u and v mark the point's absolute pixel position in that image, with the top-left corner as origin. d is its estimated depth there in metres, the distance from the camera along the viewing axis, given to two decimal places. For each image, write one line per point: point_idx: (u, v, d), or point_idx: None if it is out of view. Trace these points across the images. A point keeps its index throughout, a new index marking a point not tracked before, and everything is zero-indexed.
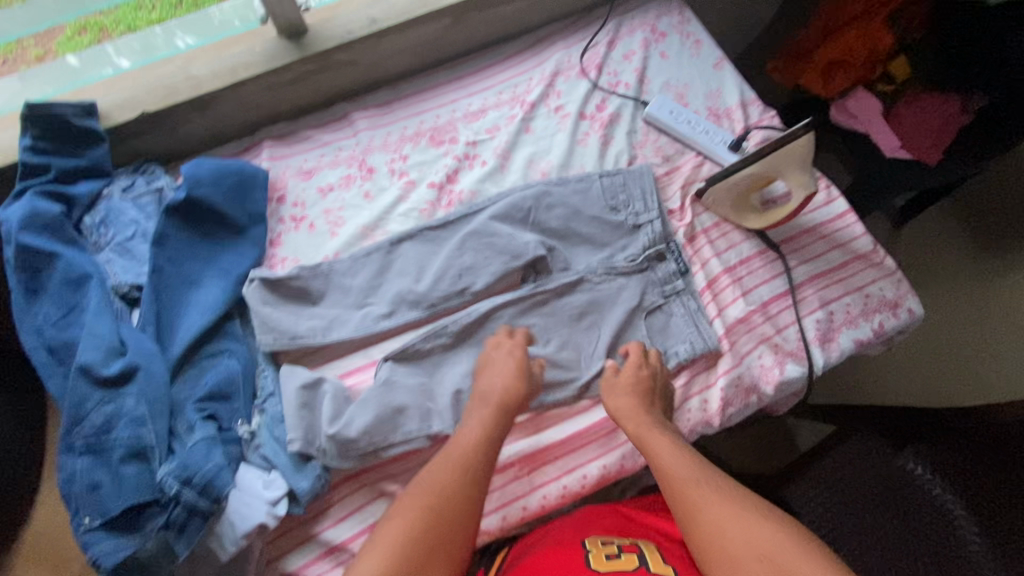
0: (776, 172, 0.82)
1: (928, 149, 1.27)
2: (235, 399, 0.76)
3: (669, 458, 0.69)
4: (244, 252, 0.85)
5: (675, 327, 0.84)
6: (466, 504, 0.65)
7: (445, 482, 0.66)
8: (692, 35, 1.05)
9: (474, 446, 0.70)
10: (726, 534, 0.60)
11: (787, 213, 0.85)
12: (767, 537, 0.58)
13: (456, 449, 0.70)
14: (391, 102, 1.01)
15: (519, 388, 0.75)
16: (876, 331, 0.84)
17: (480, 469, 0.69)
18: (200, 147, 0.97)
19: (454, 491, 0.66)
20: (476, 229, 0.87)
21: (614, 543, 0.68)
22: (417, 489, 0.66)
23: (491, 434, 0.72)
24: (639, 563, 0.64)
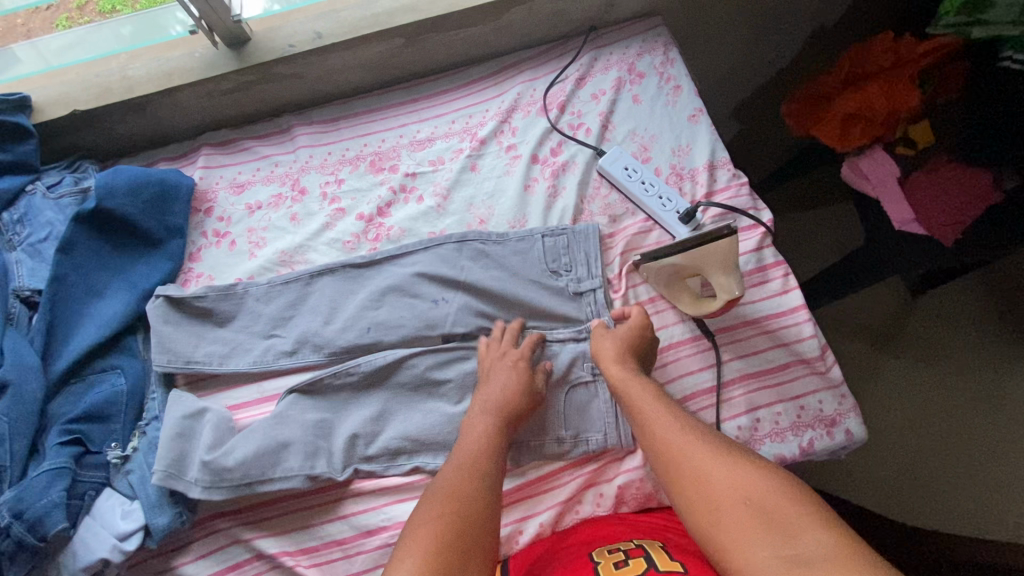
0: (699, 270, 0.73)
1: (940, 226, 1.08)
2: (113, 421, 0.76)
3: (652, 406, 0.67)
4: (155, 265, 0.84)
5: (594, 410, 0.78)
6: (480, 497, 0.63)
7: (460, 486, 0.64)
8: (673, 80, 0.95)
9: (479, 446, 0.69)
10: (710, 476, 0.58)
11: (714, 310, 0.75)
12: (750, 486, 0.56)
13: (463, 450, 0.68)
14: (338, 120, 0.96)
15: (518, 403, 0.73)
16: (804, 449, 0.76)
17: (489, 469, 0.66)
18: (142, 146, 0.96)
19: (467, 494, 0.63)
20: (400, 285, 0.83)
21: (622, 550, 0.63)
22: (433, 492, 0.63)
23: (499, 440, 0.70)
24: (648, 566, 0.59)
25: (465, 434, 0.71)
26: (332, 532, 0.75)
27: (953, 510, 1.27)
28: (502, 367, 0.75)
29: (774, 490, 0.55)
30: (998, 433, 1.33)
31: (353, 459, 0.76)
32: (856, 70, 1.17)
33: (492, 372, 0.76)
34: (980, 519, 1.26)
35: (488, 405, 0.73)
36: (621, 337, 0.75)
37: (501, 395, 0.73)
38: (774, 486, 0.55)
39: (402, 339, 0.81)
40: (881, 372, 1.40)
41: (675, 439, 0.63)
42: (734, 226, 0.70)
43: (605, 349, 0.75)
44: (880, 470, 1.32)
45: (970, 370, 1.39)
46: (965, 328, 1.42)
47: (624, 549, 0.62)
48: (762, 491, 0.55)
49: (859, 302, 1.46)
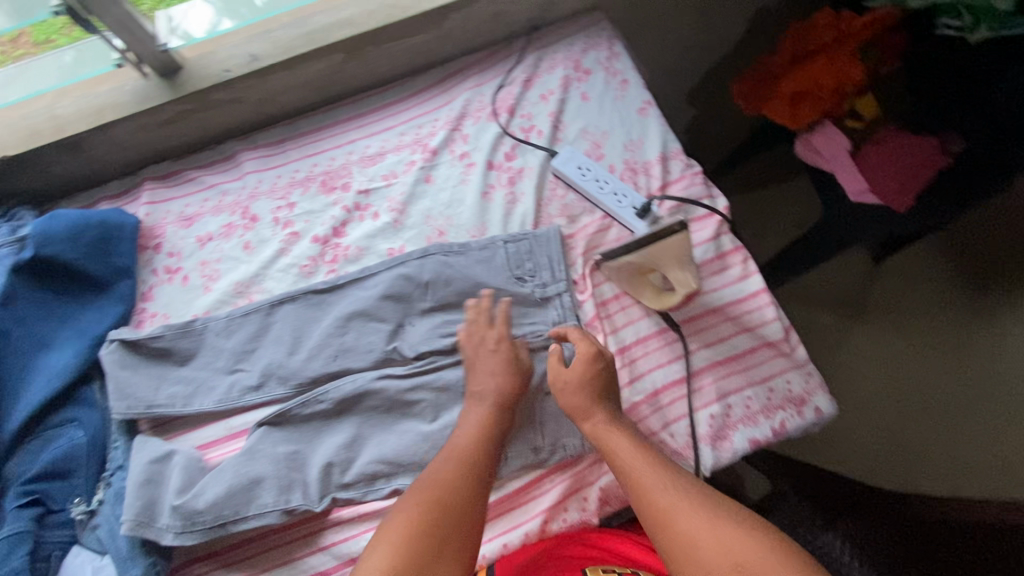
0: (657, 265, 0.77)
1: (893, 195, 1.12)
2: (75, 476, 0.73)
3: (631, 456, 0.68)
4: (106, 309, 0.81)
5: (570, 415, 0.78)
6: (467, 492, 0.67)
7: (447, 480, 0.67)
8: (619, 74, 0.95)
9: (473, 443, 0.71)
10: (689, 530, 0.60)
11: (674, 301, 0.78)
12: (730, 545, 0.58)
13: (456, 448, 0.70)
14: (284, 141, 0.94)
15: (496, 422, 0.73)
16: (777, 431, 0.77)
17: (480, 464, 0.69)
18: (79, 186, 0.93)
19: (452, 488, 0.66)
20: (362, 309, 0.81)
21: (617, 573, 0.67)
22: (418, 486, 0.67)
23: (490, 434, 0.72)
24: None
25: (461, 424, 0.73)
26: (316, 563, 0.74)
27: (922, 470, 1.32)
28: (488, 355, 0.76)
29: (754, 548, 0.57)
30: (965, 392, 1.37)
31: (330, 489, 0.74)
32: (802, 48, 1.18)
33: (478, 361, 0.77)
34: (950, 477, 1.30)
35: (483, 395, 0.74)
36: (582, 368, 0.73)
37: (492, 383, 0.74)
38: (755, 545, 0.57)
39: (370, 361, 0.80)
40: (848, 341, 1.44)
41: (652, 491, 0.64)
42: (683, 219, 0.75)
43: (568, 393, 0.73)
44: (851, 437, 1.37)
45: (936, 330, 1.42)
46: (929, 290, 1.45)
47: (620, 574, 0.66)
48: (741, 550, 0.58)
49: (826, 272, 1.49)
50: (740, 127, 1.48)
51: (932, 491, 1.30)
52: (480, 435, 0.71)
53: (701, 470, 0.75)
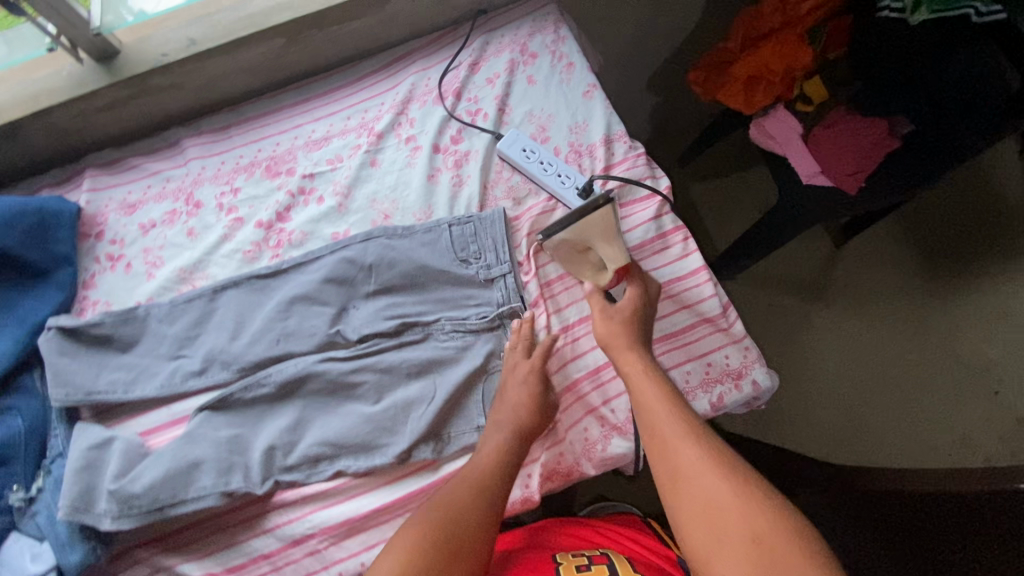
0: (589, 242, 0.77)
1: (846, 176, 1.14)
2: (13, 463, 0.73)
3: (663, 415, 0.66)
4: (45, 297, 0.81)
5: None
6: (480, 512, 0.66)
7: (460, 501, 0.66)
8: (565, 57, 0.95)
9: (491, 467, 0.69)
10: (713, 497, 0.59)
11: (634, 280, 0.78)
12: (746, 519, 0.56)
13: (474, 470, 0.69)
14: (229, 127, 0.93)
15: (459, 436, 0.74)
16: (715, 405, 0.78)
17: (499, 489, 0.68)
18: (19, 175, 0.92)
19: (463, 510, 0.65)
20: (305, 292, 0.81)
21: (585, 555, 0.73)
22: (432, 504, 0.67)
23: (507, 461, 0.70)
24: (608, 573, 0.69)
25: (481, 447, 0.72)
26: (259, 545, 0.74)
27: (880, 445, 1.36)
28: (522, 385, 0.75)
29: (773, 524, 0.55)
30: (922, 369, 1.41)
31: (272, 472, 0.74)
32: (754, 31, 1.18)
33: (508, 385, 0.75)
34: (906, 448, 1.35)
35: (502, 423, 0.73)
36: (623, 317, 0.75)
37: (515, 413, 0.73)
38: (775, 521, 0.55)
39: (313, 345, 0.80)
40: (812, 322, 1.47)
41: (681, 455, 0.62)
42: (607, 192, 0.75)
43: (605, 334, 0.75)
44: (815, 415, 1.40)
45: (895, 306, 1.46)
46: (889, 268, 1.48)
47: (587, 554, 0.73)
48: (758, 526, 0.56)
49: (790, 254, 1.51)
50: (699, 113, 1.49)
51: (889, 463, 1.34)
52: (498, 459, 0.70)
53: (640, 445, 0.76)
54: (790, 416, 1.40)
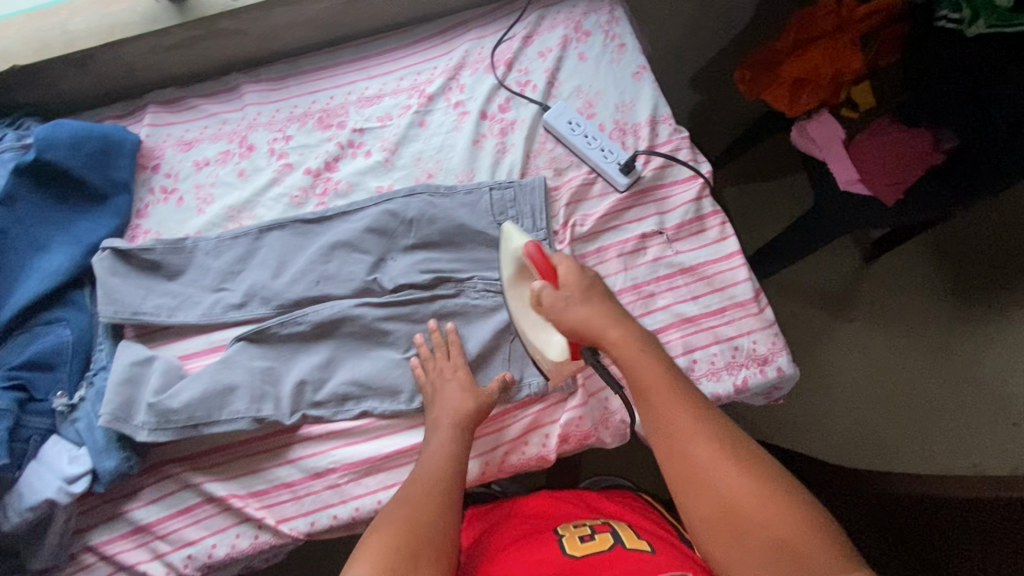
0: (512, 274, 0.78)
1: (883, 186, 1.13)
2: (59, 370, 0.76)
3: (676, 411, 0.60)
4: (101, 220, 0.84)
5: None
6: (440, 511, 0.65)
7: (415, 496, 0.65)
8: (618, 38, 0.97)
9: (441, 463, 0.69)
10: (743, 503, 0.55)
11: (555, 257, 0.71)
12: (778, 522, 0.53)
13: (423, 470, 0.69)
14: (286, 77, 0.96)
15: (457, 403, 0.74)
16: (738, 387, 0.79)
17: (452, 489, 0.68)
18: (85, 105, 0.96)
19: (421, 510, 0.64)
20: (347, 239, 0.84)
21: (587, 525, 0.72)
22: (393, 506, 0.65)
23: (456, 455, 0.71)
24: (612, 542, 0.68)
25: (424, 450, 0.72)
26: (282, 474, 0.77)
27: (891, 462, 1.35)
28: (449, 382, 0.76)
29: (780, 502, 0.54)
30: (941, 392, 1.39)
31: (301, 406, 0.77)
32: (804, 33, 1.18)
33: (440, 387, 0.76)
34: (915, 464, 1.34)
35: (439, 422, 0.73)
36: (581, 288, 0.68)
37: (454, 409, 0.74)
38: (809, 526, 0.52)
39: (350, 290, 0.83)
40: (834, 334, 1.45)
41: (701, 455, 0.57)
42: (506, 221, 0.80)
43: (575, 319, 0.66)
44: (828, 427, 1.39)
45: (918, 323, 1.44)
46: (914, 285, 1.47)
47: (589, 525, 0.72)
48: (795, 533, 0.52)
49: (818, 265, 1.50)
50: (740, 114, 1.49)
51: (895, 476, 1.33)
52: (446, 457, 0.70)
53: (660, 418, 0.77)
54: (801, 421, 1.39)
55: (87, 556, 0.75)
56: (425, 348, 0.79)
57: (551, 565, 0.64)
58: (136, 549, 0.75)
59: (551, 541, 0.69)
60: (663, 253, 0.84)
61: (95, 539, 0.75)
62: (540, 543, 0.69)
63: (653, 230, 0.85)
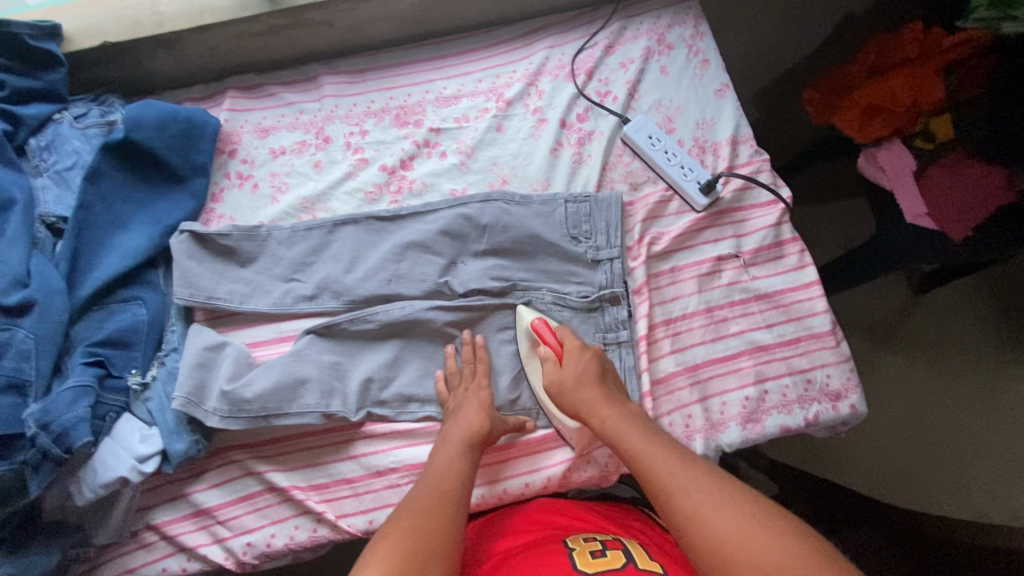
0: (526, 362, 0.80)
1: (953, 221, 1.05)
2: (134, 349, 0.76)
3: (637, 437, 0.65)
4: (180, 202, 0.85)
5: None
6: (445, 524, 0.61)
7: (422, 505, 0.63)
8: (701, 54, 0.94)
9: (448, 476, 0.67)
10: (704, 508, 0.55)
11: (558, 332, 0.77)
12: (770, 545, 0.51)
13: (428, 482, 0.66)
14: (364, 71, 0.96)
15: (488, 422, 0.74)
16: (809, 421, 0.78)
17: (460, 503, 0.64)
18: (166, 85, 0.97)
19: (429, 518, 0.61)
20: (421, 239, 0.84)
21: (597, 540, 0.66)
22: (399, 514, 0.62)
23: (464, 467, 0.69)
24: (626, 560, 0.61)
25: (430, 465, 0.70)
26: (343, 470, 0.77)
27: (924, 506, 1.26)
28: (471, 399, 0.76)
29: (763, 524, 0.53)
30: (983, 439, 1.31)
31: (366, 403, 0.77)
32: (881, 60, 1.14)
33: (461, 405, 0.75)
34: (949, 504, 1.26)
35: (448, 436, 0.72)
36: (575, 369, 0.73)
37: (473, 420, 0.73)
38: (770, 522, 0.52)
39: (421, 291, 0.82)
40: (877, 368, 1.36)
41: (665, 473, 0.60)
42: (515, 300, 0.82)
43: (576, 399, 0.72)
44: (863, 464, 1.30)
45: (969, 361, 1.35)
46: (969, 321, 1.38)
47: (600, 541, 0.66)
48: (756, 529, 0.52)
49: (868, 294, 1.39)
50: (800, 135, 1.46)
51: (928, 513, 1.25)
52: (456, 470, 0.68)
53: (729, 446, 0.76)
54: (833, 451, 1.31)
55: (149, 535, 0.76)
56: (452, 361, 0.80)
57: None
58: (198, 531, 0.75)
59: (559, 554, 0.63)
60: (739, 277, 0.83)
61: (157, 519, 0.75)
62: (550, 555, 0.63)
63: (730, 253, 0.84)
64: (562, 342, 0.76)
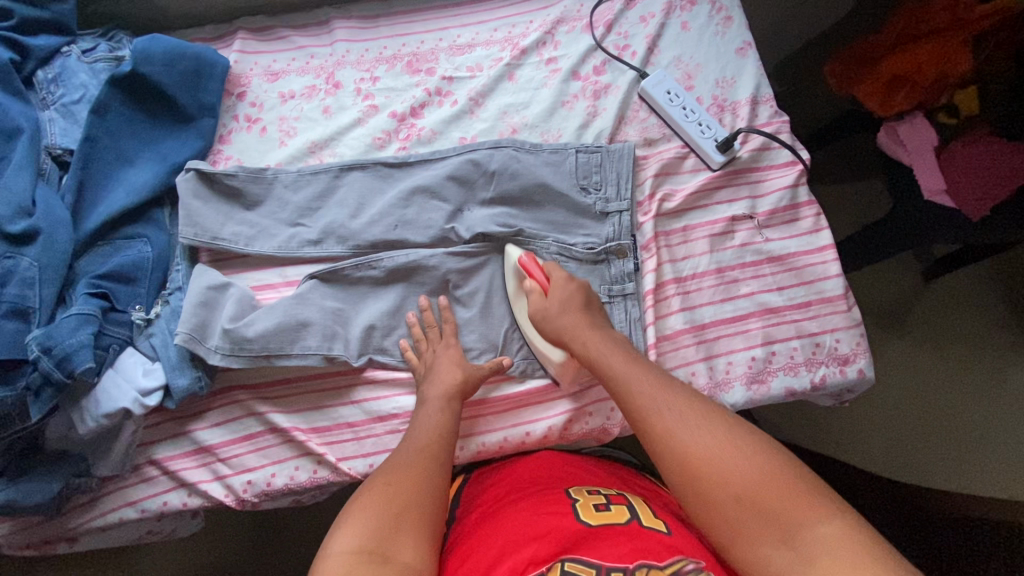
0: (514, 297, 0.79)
1: (972, 200, 1.02)
2: (138, 285, 0.76)
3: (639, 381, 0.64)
4: (187, 141, 0.84)
5: None
6: (427, 481, 0.61)
7: (407, 462, 0.63)
8: (724, 10, 0.91)
9: (434, 435, 0.67)
10: (720, 466, 0.55)
11: (545, 266, 0.77)
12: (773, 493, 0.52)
13: (415, 440, 0.67)
14: (378, 17, 0.94)
15: (466, 372, 0.73)
16: (815, 384, 0.77)
17: (442, 455, 0.65)
18: (174, 24, 0.94)
19: (416, 477, 0.61)
20: (429, 186, 0.82)
21: (602, 494, 0.66)
22: (386, 469, 0.62)
23: (450, 423, 0.69)
24: (629, 515, 0.61)
25: (417, 420, 0.70)
26: (345, 414, 0.77)
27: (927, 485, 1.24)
28: (443, 356, 0.74)
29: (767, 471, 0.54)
30: (990, 421, 1.28)
31: (368, 349, 0.77)
32: (911, 27, 1.07)
33: (434, 363, 0.74)
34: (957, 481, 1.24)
35: (430, 394, 0.71)
36: (561, 297, 0.73)
37: (454, 372, 0.73)
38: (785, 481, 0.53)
39: (427, 239, 0.81)
40: (884, 349, 1.34)
41: (674, 422, 0.59)
42: (514, 232, 0.81)
43: (558, 325, 0.72)
44: (865, 441, 1.28)
45: (976, 343, 1.34)
46: (977, 305, 1.36)
47: (605, 494, 0.66)
48: (774, 491, 0.52)
49: (879, 275, 1.37)
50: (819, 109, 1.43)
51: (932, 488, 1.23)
52: (443, 425, 0.69)
53: (734, 405, 0.75)
54: (835, 429, 1.29)
55: (150, 469, 0.76)
56: (426, 317, 0.78)
57: (556, 529, 0.58)
58: (198, 468, 0.76)
59: (560, 504, 0.63)
60: (753, 238, 0.81)
61: (159, 454, 0.76)
62: (546, 504, 0.63)
63: (743, 214, 0.82)
64: (548, 269, 0.76)
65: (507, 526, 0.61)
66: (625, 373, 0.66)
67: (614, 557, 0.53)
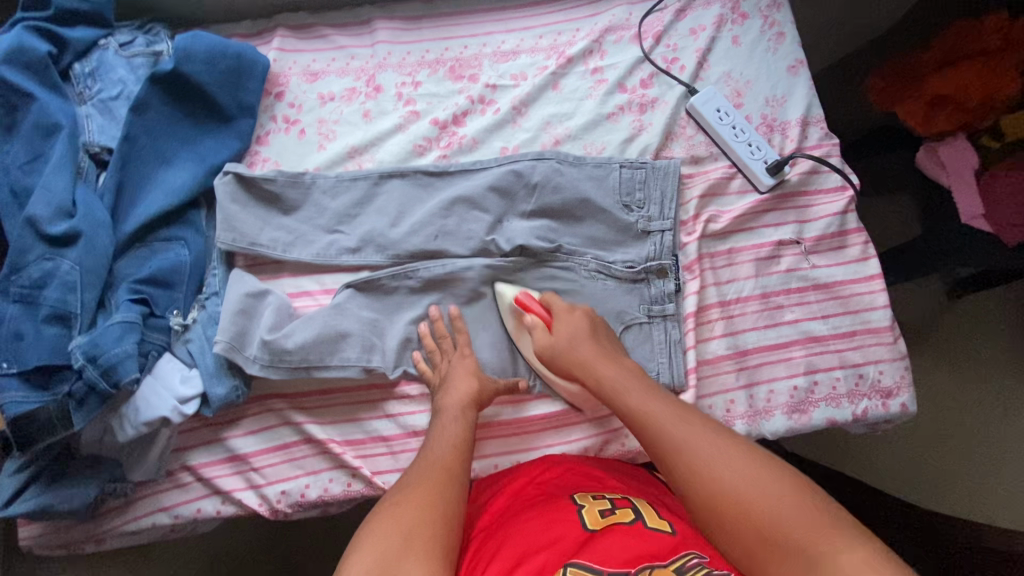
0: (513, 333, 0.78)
1: (1008, 225, 0.99)
2: (176, 289, 0.75)
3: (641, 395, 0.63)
4: (225, 142, 0.82)
5: (649, 350, 0.77)
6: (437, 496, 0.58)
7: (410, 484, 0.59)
8: (777, 25, 0.89)
9: (445, 452, 0.64)
10: (730, 484, 0.50)
11: (544, 298, 0.76)
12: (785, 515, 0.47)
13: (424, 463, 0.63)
14: (421, 18, 0.92)
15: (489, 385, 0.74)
16: (857, 416, 0.76)
17: (454, 472, 0.62)
18: (212, 18, 0.92)
19: (424, 494, 0.58)
20: (470, 197, 0.81)
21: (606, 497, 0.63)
22: (391, 494, 0.59)
23: (461, 437, 0.67)
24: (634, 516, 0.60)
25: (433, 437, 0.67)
26: (380, 427, 0.76)
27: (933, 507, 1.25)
28: (455, 367, 0.74)
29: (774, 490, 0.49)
30: (1004, 449, 1.28)
31: (404, 362, 0.77)
32: (954, 50, 1.04)
33: (449, 375, 0.73)
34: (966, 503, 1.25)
35: (443, 408, 0.70)
36: (568, 330, 0.72)
37: (469, 383, 0.72)
38: (804, 503, 0.47)
39: (468, 250, 0.80)
40: None
41: (678, 437, 0.56)
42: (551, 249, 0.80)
43: (566, 359, 0.71)
44: (879, 459, 1.29)
45: (998, 368, 1.33)
46: (1003, 330, 1.34)
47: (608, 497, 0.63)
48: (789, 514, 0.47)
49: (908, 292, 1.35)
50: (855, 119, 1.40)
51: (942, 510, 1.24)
52: (459, 444, 0.66)
53: (773, 434, 0.75)
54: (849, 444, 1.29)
55: (184, 475, 0.75)
56: (441, 329, 0.77)
57: (561, 537, 0.55)
58: (232, 476, 0.75)
59: (565, 510, 0.61)
60: (799, 264, 0.80)
61: (193, 460, 0.75)
62: (557, 511, 0.61)
63: (791, 238, 0.81)
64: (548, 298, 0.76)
65: (518, 534, 0.58)
66: (633, 393, 0.63)
67: (618, 562, 0.52)
